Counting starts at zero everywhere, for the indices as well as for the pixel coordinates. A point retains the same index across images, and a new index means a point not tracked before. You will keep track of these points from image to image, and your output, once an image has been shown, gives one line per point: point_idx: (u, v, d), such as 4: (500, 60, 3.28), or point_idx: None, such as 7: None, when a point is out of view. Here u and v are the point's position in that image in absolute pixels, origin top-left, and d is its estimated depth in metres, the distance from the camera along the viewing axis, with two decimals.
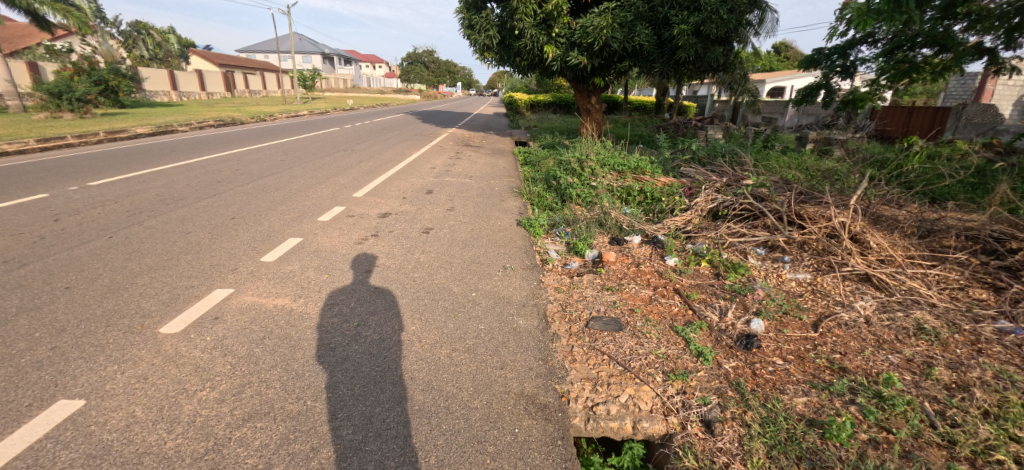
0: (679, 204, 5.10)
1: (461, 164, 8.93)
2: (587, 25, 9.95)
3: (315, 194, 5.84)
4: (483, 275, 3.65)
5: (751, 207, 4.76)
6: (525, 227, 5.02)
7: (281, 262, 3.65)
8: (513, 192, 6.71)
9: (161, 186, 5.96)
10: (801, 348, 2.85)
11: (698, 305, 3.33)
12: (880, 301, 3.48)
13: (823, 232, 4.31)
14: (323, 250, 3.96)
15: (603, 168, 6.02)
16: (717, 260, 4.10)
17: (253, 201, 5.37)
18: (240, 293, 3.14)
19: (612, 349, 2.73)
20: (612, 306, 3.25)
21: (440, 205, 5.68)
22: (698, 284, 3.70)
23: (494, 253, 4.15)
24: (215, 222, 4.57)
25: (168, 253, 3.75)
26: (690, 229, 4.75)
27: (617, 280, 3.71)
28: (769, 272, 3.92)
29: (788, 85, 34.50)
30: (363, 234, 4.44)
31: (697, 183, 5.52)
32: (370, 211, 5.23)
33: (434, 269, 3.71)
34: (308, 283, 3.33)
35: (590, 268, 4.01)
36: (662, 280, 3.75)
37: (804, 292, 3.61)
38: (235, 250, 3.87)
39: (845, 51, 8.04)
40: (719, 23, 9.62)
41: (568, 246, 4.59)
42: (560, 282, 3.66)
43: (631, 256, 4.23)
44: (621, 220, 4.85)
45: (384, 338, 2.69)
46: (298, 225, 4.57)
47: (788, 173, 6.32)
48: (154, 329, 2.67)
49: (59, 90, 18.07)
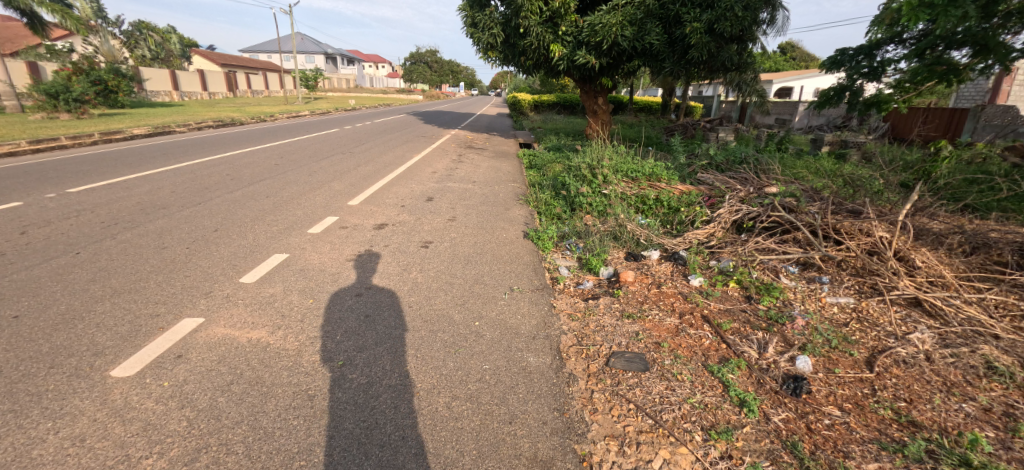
0: (700, 215, 4.68)
1: (464, 168, 8.54)
2: (595, 23, 9.55)
3: (308, 202, 5.45)
4: (487, 299, 3.25)
5: (780, 220, 4.35)
6: (533, 239, 4.61)
7: (262, 284, 3.26)
8: (519, 199, 6.31)
9: (144, 193, 5.59)
10: (858, 393, 2.44)
11: (733, 337, 2.92)
12: (938, 333, 3.06)
13: (863, 249, 3.90)
14: (311, 269, 3.57)
15: (615, 174, 5.62)
16: (747, 281, 3.69)
17: (240, 210, 4.99)
18: (212, 323, 2.75)
19: (638, 395, 2.33)
20: (635, 339, 2.85)
21: (441, 214, 5.29)
22: (729, 310, 3.29)
23: (499, 271, 3.74)
24: (195, 235, 4.19)
25: (137, 272, 3.38)
26: (714, 243, 4.34)
27: (638, 304, 3.31)
28: (807, 296, 3.50)
29: (797, 85, 33.97)
30: (356, 249, 4.05)
31: (718, 191, 5.12)
32: (366, 221, 4.85)
33: (434, 291, 3.32)
34: (290, 310, 2.94)
35: (606, 290, 3.62)
36: (688, 305, 3.34)
37: (850, 321, 3.19)
38: (212, 269, 3.48)
39: (871, 52, 7.80)
40: (733, 21, 9.20)
41: (580, 261, 4.19)
42: (575, 308, 3.26)
43: (650, 275, 3.83)
44: (638, 233, 4.43)
45: (373, 382, 2.30)
46: (286, 238, 4.19)
47: (815, 180, 5.89)
48: (104, 372, 2.29)
49: (56, 91, 17.77)
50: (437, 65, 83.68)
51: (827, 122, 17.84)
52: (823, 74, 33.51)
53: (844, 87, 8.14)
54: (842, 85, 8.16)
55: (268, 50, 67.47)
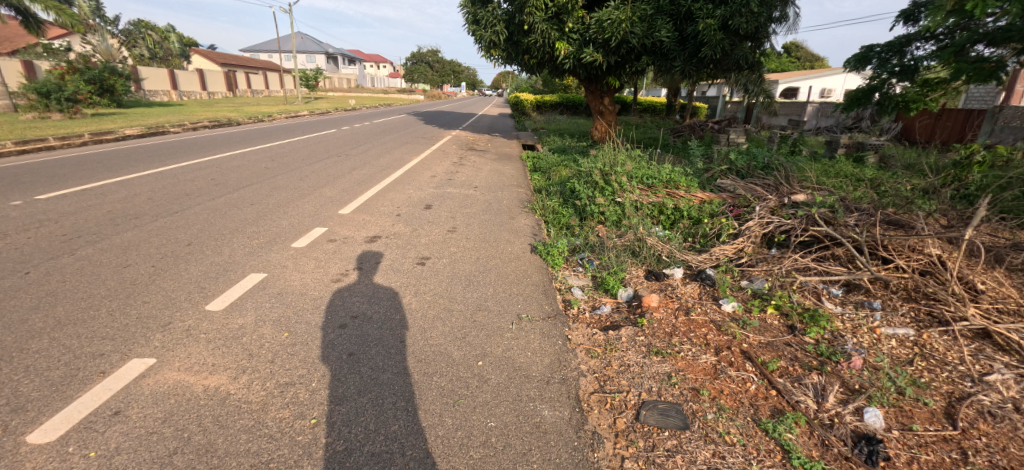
0: (726, 228, 4.23)
1: (465, 172, 8.08)
2: (603, 20, 9.10)
3: (294, 211, 5.00)
4: (491, 331, 2.79)
5: (818, 235, 3.90)
6: (541, 254, 4.15)
7: (230, 314, 2.80)
8: (524, 207, 5.85)
9: (119, 200, 5.15)
10: (948, 459, 1.98)
11: (783, 381, 2.47)
12: (1020, 374, 2.60)
13: (914, 269, 3.46)
14: (289, 293, 3.12)
15: (629, 179, 5.17)
16: (787, 307, 3.23)
17: (219, 220, 4.55)
18: (164, 366, 2.31)
19: (680, 466, 1.87)
20: (667, 384, 2.40)
21: (440, 224, 4.85)
22: (771, 344, 2.85)
23: (504, 295, 3.28)
24: (164, 250, 3.74)
25: (89, 298, 2.94)
26: (744, 260, 3.88)
27: (666, 337, 2.86)
28: (858, 326, 3.05)
29: (804, 86, 33.55)
30: (343, 267, 3.60)
31: (743, 200, 4.66)
32: (357, 233, 4.40)
33: (428, 321, 2.86)
34: (259, 347, 2.49)
35: (627, 317, 3.18)
36: (723, 337, 2.89)
37: (913, 358, 2.74)
38: (175, 293, 3.04)
39: (900, 49, 7.51)
40: (748, 17, 8.77)
41: (595, 281, 3.75)
42: (593, 341, 2.81)
43: (677, 299, 3.37)
44: (659, 248, 3.97)
45: (352, 450, 1.85)
46: (266, 254, 3.75)
47: (846, 188, 5.46)
48: (19, 436, 1.84)
49: (47, 90, 17.28)
50: (439, 65, 82.96)
51: (837, 123, 17.31)
52: (830, 74, 33.07)
53: (874, 87, 7.76)
54: (871, 85, 7.79)
55: (269, 50, 67.12)
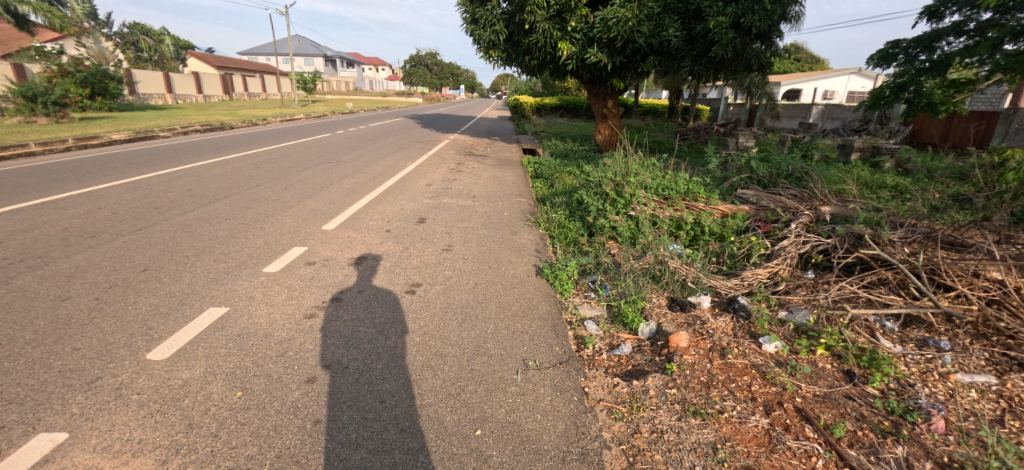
0: (757, 247, 3.75)
1: (463, 179, 7.61)
2: (608, 18, 8.61)
3: (272, 227, 4.51)
4: (492, 385, 2.30)
5: (863, 257, 3.42)
6: (548, 277, 3.66)
7: (175, 366, 2.31)
8: (527, 219, 5.38)
9: (79, 215, 4.66)
10: None
11: (856, 454, 1.97)
12: None
13: (983, 299, 2.96)
14: (251, 334, 2.62)
15: (643, 191, 4.69)
16: (840, 348, 2.73)
17: (186, 239, 4.07)
18: (77, 444, 1.82)
19: None
20: (713, 461, 1.90)
21: (434, 242, 4.36)
22: (829, 398, 2.36)
23: (507, 334, 2.78)
24: (114, 278, 3.25)
25: (9, 345, 2.45)
26: (781, 286, 3.39)
27: (702, 389, 2.37)
28: (929, 375, 2.55)
29: (808, 88, 33.10)
30: (320, 298, 3.11)
31: (772, 215, 4.19)
32: (340, 254, 3.91)
33: (416, 372, 2.37)
34: (202, 414, 2.00)
35: (652, 360, 2.70)
36: (771, 388, 2.40)
37: (1005, 416, 2.24)
38: (113, 337, 2.55)
39: (929, 45, 7.24)
40: (761, 15, 8.31)
41: (610, 311, 3.27)
42: (615, 396, 2.32)
43: (709, 336, 2.87)
44: (683, 272, 3.47)
45: None
46: (232, 282, 3.26)
47: (878, 200, 5.00)
48: None
49: (34, 93, 16.70)
50: (438, 68, 82.55)
51: (844, 126, 16.91)
52: (833, 74, 32.63)
53: (903, 84, 7.29)
54: (899, 82, 7.34)
55: (267, 53, 66.61)
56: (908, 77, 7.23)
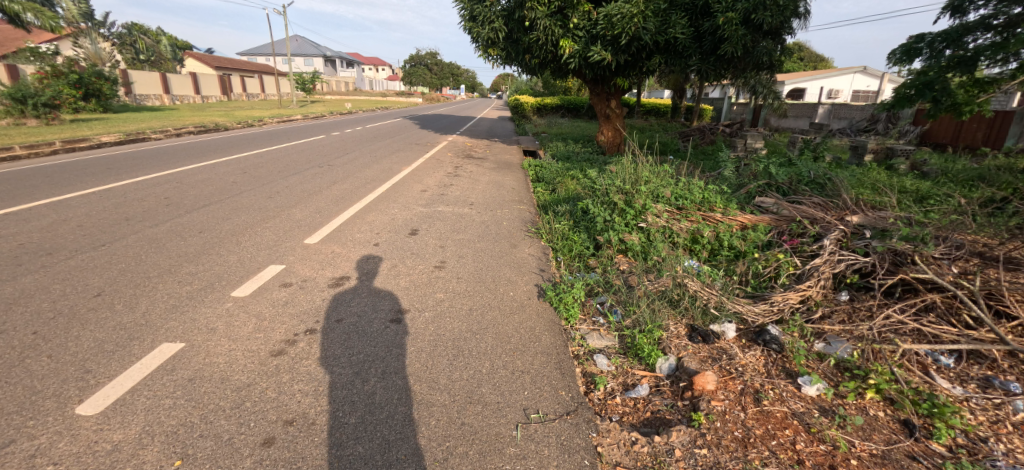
0: (785, 266, 3.36)
1: (459, 184, 7.23)
2: (612, 14, 8.15)
3: (250, 241, 4.14)
4: (486, 446, 1.91)
5: (908, 279, 3.03)
6: (551, 300, 3.28)
7: (106, 424, 1.92)
8: (528, 230, 5.00)
9: (38, 228, 4.27)
10: None
11: None
12: None
13: None
14: (205, 379, 2.23)
15: (655, 201, 4.31)
16: (893, 391, 2.34)
17: (152, 256, 3.69)
18: None
19: None
20: None
21: (425, 258, 3.98)
22: (890, 459, 1.96)
23: (506, 375, 2.40)
24: (61, 306, 2.87)
25: None
26: (815, 313, 3.00)
27: (738, 449, 1.97)
28: (1007, 428, 2.14)
29: (810, 87, 32.66)
30: (291, 329, 2.72)
31: (797, 227, 3.81)
32: (320, 273, 3.53)
33: (396, 429, 1.98)
34: None
35: (674, 406, 2.32)
36: (820, 447, 2.00)
37: None
38: (43, 383, 2.17)
39: (957, 39, 6.82)
40: (772, 11, 7.98)
41: (623, 342, 2.89)
42: (634, 458, 1.93)
43: (738, 375, 2.48)
44: (704, 295, 3.10)
45: None
46: (195, 310, 2.88)
47: (908, 209, 4.58)
48: None
49: (24, 94, 16.32)
50: (438, 68, 82.10)
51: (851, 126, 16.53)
52: (836, 74, 32.27)
53: (928, 81, 6.78)
54: (925, 79, 6.81)
55: (267, 54, 66.19)
56: (934, 75, 6.75)
